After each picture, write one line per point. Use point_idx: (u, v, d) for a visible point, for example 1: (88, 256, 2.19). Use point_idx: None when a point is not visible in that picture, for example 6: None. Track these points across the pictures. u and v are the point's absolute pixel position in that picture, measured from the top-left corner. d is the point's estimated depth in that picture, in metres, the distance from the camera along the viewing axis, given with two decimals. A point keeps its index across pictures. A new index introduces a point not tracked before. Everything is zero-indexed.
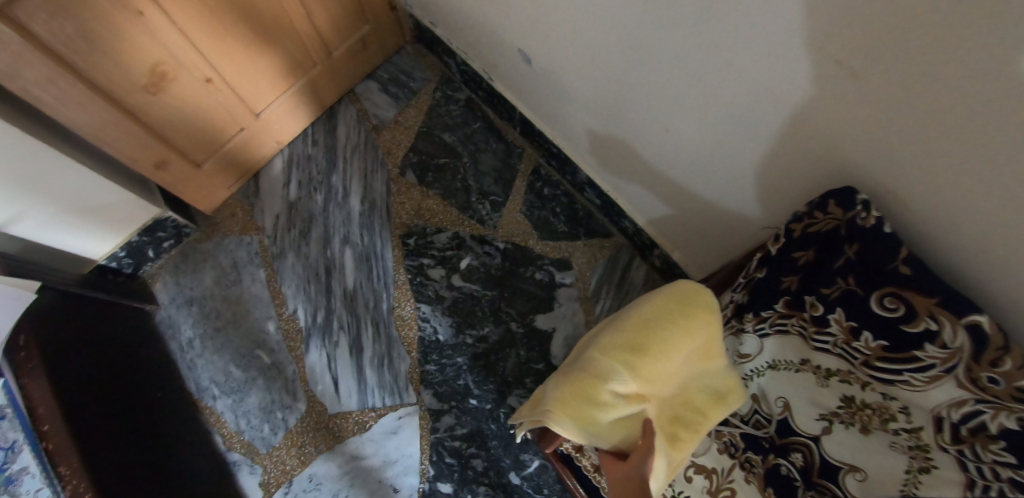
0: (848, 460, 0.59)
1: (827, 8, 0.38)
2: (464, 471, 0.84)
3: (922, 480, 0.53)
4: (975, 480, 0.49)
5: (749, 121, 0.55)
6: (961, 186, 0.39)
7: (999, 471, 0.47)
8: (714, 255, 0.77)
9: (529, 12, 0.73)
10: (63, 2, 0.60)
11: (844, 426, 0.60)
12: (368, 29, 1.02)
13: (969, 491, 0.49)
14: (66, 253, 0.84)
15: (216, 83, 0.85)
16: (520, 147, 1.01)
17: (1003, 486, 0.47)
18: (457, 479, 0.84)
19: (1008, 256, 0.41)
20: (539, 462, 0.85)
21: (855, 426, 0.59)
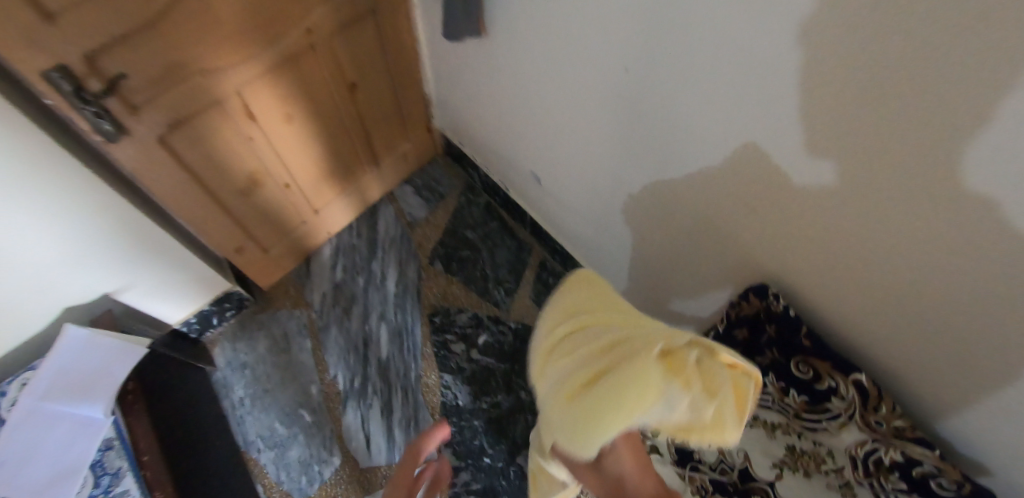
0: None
1: (731, 171, 0.65)
2: None
3: None
4: None
5: (696, 237, 0.80)
6: (830, 279, 0.63)
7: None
8: (684, 332, 0.99)
9: (542, 145, 1.02)
10: (199, 130, 0.93)
11: (792, 471, 0.73)
12: (409, 147, 1.34)
13: None
14: (153, 318, 1.06)
15: (292, 188, 1.14)
16: (530, 244, 1.24)
17: None
18: None
19: (869, 327, 0.63)
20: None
21: (799, 470, 0.73)
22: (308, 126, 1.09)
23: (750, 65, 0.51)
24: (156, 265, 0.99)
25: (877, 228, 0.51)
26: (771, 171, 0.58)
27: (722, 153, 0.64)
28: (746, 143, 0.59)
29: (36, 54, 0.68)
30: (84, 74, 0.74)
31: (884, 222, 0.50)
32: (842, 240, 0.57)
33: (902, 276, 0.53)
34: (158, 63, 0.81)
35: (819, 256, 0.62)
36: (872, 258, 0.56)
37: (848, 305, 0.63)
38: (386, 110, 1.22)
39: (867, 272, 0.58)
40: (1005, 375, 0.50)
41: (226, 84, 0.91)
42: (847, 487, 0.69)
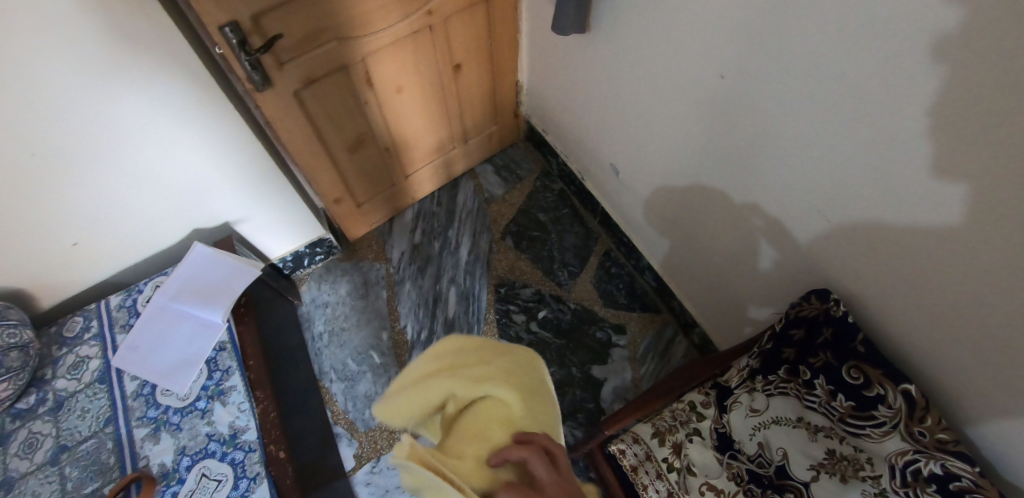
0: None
1: (791, 182, 0.80)
2: None
3: None
4: None
5: (754, 235, 0.94)
6: (872, 282, 0.74)
7: None
8: (729, 325, 1.12)
9: (619, 142, 1.18)
10: (326, 92, 1.07)
11: (828, 476, 0.76)
12: (495, 128, 1.52)
13: None
14: (261, 250, 1.28)
15: (390, 152, 1.32)
16: (597, 233, 1.42)
17: None
18: None
19: (907, 329, 0.73)
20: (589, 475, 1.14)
21: (835, 475, 0.76)
22: (411, 99, 1.24)
23: (850, 87, 0.62)
24: (275, 199, 1.20)
25: (918, 233, 0.63)
26: (829, 184, 0.73)
27: (787, 162, 0.78)
28: (830, 158, 0.71)
29: (221, 11, 0.81)
30: (249, 30, 0.87)
31: (942, 240, 0.61)
32: (902, 253, 0.67)
33: (953, 287, 0.63)
34: (310, 29, 0.95)
35: (875, 267, 0.73)
36: (912, 264, 0.67)
37: (890, 305, 0.74)
38: (479, 93, 1.38)
39: (909, 276, 0.68)
40: None
41: (356, 53, 1.05)
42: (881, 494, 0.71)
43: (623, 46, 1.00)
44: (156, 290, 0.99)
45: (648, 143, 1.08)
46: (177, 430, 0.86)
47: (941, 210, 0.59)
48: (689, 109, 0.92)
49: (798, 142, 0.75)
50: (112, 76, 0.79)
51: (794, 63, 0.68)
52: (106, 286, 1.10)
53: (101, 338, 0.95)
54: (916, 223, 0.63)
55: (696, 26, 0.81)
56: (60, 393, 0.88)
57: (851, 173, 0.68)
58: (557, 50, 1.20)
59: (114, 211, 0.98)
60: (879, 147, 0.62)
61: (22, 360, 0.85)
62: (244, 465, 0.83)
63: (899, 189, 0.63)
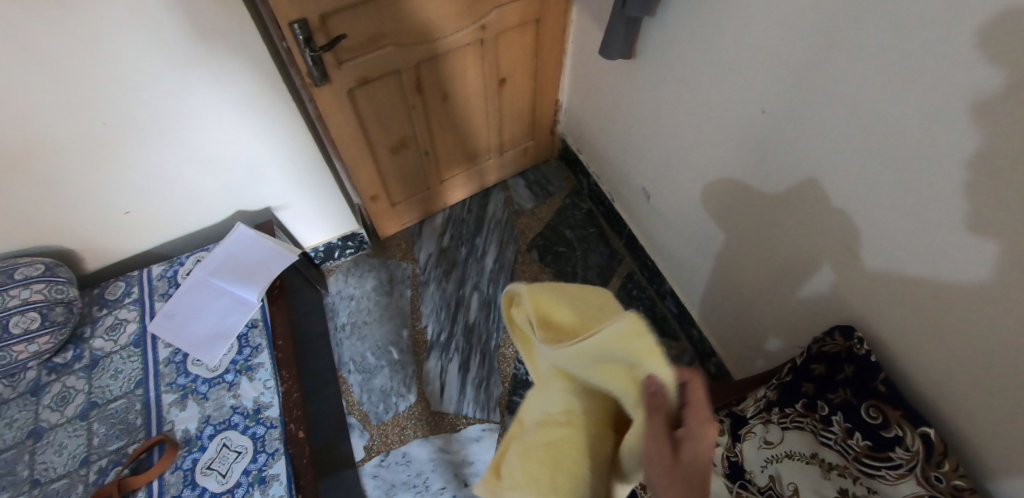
0: None
1: (820, 218, 0.82)
2: None
3: None
4: None
5: (779, 269, 0.97)
6: (896, 325, 0.76)
7: None
8: (746, 356, 1.14)
9: (653, 166, 1.22)
10: (375, 93, 1.12)
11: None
12: (531, 143, 1.57)
13: None
14: (297, 238, 1.33)
15: (429, 156, 1.37)
16: (622, 255, 1.45)
17: None
18: None
19: (928, 373, 0.74)
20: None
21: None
22: (455, 107, 1.29)
23: (886, 134, 0.65)
24: (317, 191, 1.25)
25: (943, 278, 0.65)
26: (859, 222, 0.75)
27: (819, 200, 0.81)
28: (867, 202, 0.72)
29: (293, 6, 0.86)
30: (315, 28, 0.92)
31: (966, 290, 0.63)
32: (928, 300, 0.69)
33: (977, 336, 0.64)
34: (372, 31, 1.00)
35: (899, 310, 0.74)
36: (937, 308, 0.68)
37: (912, 348, 0.75)
38: (519, 108, 1.43)
39: (932, 320, 0.70)
40: None
41: (409, 59, 1.10)
42: None
43: (666, 76, 1.04)
44: (197, 264, 1.03)
45: (681, 170, 1.12)
46: (203, 400, 0.88)
47: (965, 259, 0.62)
48: (728, 142, 0.95)
49: (833, 184, 0.77)
50: (188, 59, 0.86)
51: (838, 107, 0.71)
52: (148, 256, 1.15)
53: (141, 303, 0.98)
54: (945, 271, 0.65)
55: (741, 63, 0.85)
56: (96, 352, 0.92)
57: (880, 215, 0.71)
58: (602, 74, 1.26)
59: (167, 185, 1.03)
60: (911, 195, 0.65)
61: (66, 316, 0.89)
62: (264, 440, 0.85)
63: (932, 239, 0.65)
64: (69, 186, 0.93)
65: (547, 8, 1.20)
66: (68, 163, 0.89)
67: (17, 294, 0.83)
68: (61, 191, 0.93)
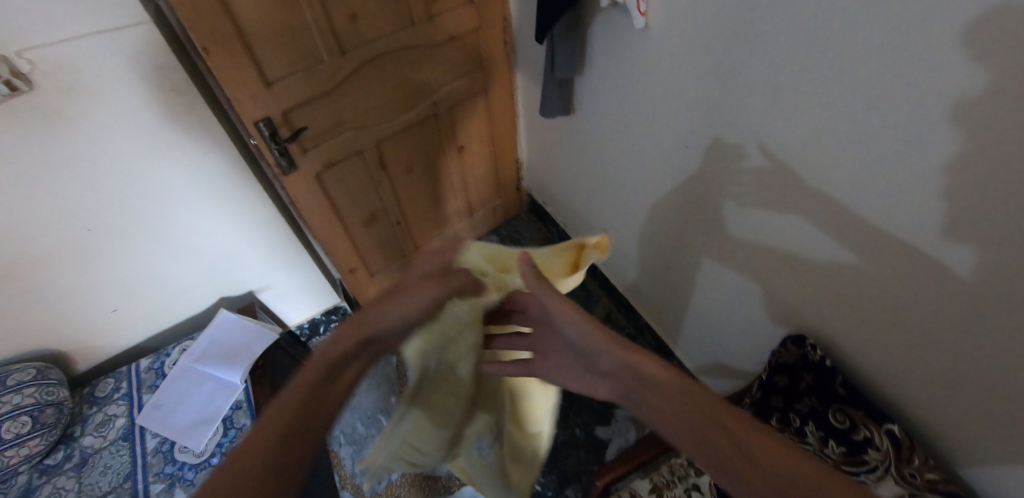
0: None
1: (746, 238, 0.91)
2: None
3: None
4: None
5: (725, 288, 1.04)
6: (839, 327, 0.81)
7: None
8: (723, 376, 1.20)
9: (609, 209, 1.32)
10: (343, 175, 1.23)
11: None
12: (499, 202, 1.71)
13: None
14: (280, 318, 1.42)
15: (400, 225, 1.47)
16: (598, 296, 1.57)
17: None
18: None
19: (877, 371, 0.78)
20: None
21: None
22: (421, 177, 1.41)
23: (784, 152, 0.74)
24: (300, 270, 1.35)
25: (861, 278, 0.72)
26: (780, 237, 0.83)
27: (742, 221, 0.90)
28: (788, 217, 0.79)
29: (257, 108, 0.98)
30: (279, 123, 1.03)
31: (883, 280, 0.69)
32: (858, 297, 0.75)
33: (904, 323, 0.70)
34: (331, 120, 1.11)
35: (840, 310, 0.79)
36: (865, 303, 0.74)
37: (857, 348, 0.79)
38: (481, 171, 1.56)
39: (861, 313, 0.75)
40: (1005, 409, 0.61)
41: (368, 140, 1.21)
42: None
43: (602, 126, 1.16)
44: (183, 353, 1.07)
45: (630, 210, 1.22)
46: (190, 486, 0.90)
47: (876, 257, 0.68)
48: (665, 179, 1.04)
49: (756, 207, 0.85)
50: (169, 160, 0.96)
51: (745, 137, 0.80)
52: (139, 350, 1.20)
53: (129, 397, 1.01)
54: (863, 267, 0.71)
55: (661, 109, 0.96)
56: (85, 450, 0.94)
57: (795, 227, 0.79)
58: (550, 131, 1.38)
59: (154, 279, 1.11)
60: (822, 206, 0.72)
61: (56, 416, 0.92)
62: None
63: (839, 244, 0.73)
64: (59, 288, 0.99)
65: (493, 79, 1.34)
66: (58, 266, 0.96)
67: (8, 400, 0.87)
68: (51, 294, 0.99)
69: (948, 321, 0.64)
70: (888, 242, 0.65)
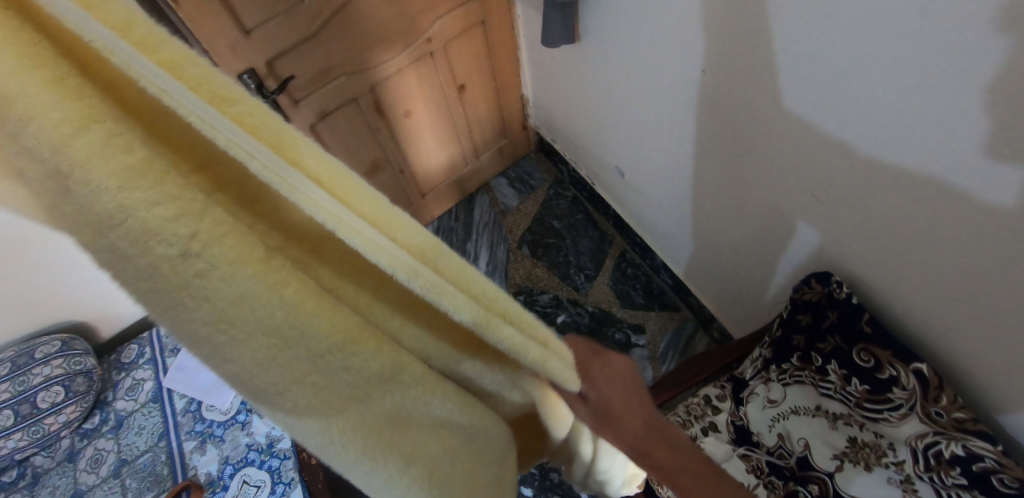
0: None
1: (768, 170, 0.84)
2: (543, 481, 1.19)
3: None
4: None
5: (743, 221, 0.99)
6: (865, 261, 0.76)
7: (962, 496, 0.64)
8: (740, 311, 1.17)
9: (620, 144, 1.24)
10: (337, 123, 1.16)
11: (851, 464, 0.74)
12: (506, 141, 1.63)
13: None
14: None
15: (404, 173, 1.43)
16: (611, 236, 1.53)
17: None
18: (537, 486, 1.19)
19: (904, 306, 0.73)
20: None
21: (860, 464, 0.74)
22: (421, 121, 1.33)
23: (810, 71, 0.65)
24: None
25: (887, 209, 0.67)
26: (803, 169, 0.76)
27: (762, 151, 0.82)
28: (819, 150, 0.71)
29: (236, 59, 0.91)
30: (264, 74, 0.96)
31: (918, 215, 0.63)
32: (890, 231, 0.69)
33: (938, 256, 0.64)
34: (319, 66, 1.03)
35: (869, 247, 0.73)
36: (893, 237, 0.69)
37: (883, 283, 0.75)
38: (484, 111, 1.47)
39: (889, 247, 0.70)
40: None
41: (361, 85, 1.13)
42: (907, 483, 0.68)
43: (609, 52, 1.05)
44: None
45: (642, 144, 1.15)
46: (220, 442, 0.95)
47: (908, 188, 0.62)
48: (681, 114, 0.96)
49: (781, 140, 0.77)
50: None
51: (771, 61, 0.70)
52: None
53: (154, 362, 1.05)
54: (893, 200, 0.65)
55: (675, 28, 0.84)
56: (120, 413, 0.99)
57: (820, 156, 0.72)
58: (554, 63, 1.27)
59: None
60: (858, 138, 0.64)
61: (87, 385, 0.96)
62: (280, 472, 0.91)
63: (867, 174, 0.67)
64: (74, 259, 1.02)
65: (489, 8, 1.22)
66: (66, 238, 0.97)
67: (39, 372, 0.89)
68: (57, 268, 1.00)
69: (989, 259, 0.58)
70: (926, 170, 0.58)
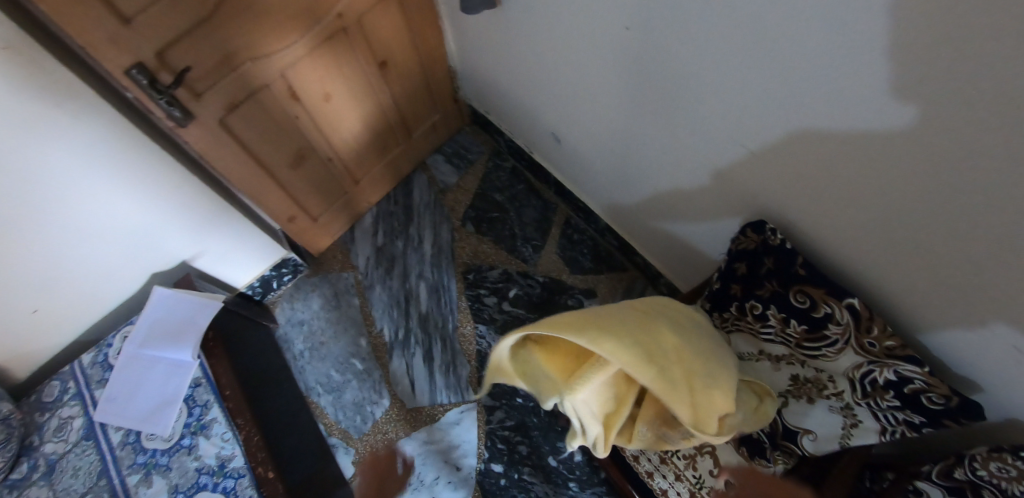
0: (803, 426, 0.77)
1: (693, 118, 0.82)
2: (512, 454, 1.23)
3: (853, 433, 0.73)
4: (885, 426, 0.70)
5: (676, 173, 0.98)
6: (789, 199, 0.76)
7: (897, 417, 0.68)
8: (683, 263, 1.19)
9: (556, 111, 1.20)
10: (251, 112, 1.06)
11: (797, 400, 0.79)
12: (438, 117, 1.56)
13: (883, 433, 0.70)
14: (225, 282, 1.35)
15: (333, 160, 1.35)
16: (555, 204, 1.52)
17: (901, 428, 0.68)
18: (506, 461, 1.22)
19: (829, 240, 0.75)
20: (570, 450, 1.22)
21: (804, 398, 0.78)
22: (344, 103, 1.24)
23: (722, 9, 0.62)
24: (232, 226, 1.24)
25: (804, 144, 0.66)
26: (725, 113, 0.75)
27: (687, 101, 0.80)
28: (740, 96, 0.70)
29: (120, 53, 0.80)
30: (156, 68, 0.86)
31: (837, 156, 0.63)
32: (810, 170, 0.69)
33: (852, 190, 0.65)
34: (218, 54, 0.92)
35: (792, 184, 0.74)
36: (813, 174, 0.69)
37: (806, 216, 0.76)
38: (411, 85, 1.39)
39: (810, 185, 0.71)
40: (971, 269, 0.57)
41: (271, 69, 1.03)
42: (849, 411, 0.73)
43: (529, 9, 0.99)
44: (125, 341, 1.01)
45: (574, 106, 1.12)
46: (167, 470, 0.89)
47: (820, 122, 0.62)
48: (606, 70, 0.92)
49: (706, 86, 0.74)
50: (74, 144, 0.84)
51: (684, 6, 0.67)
52: (78, 346, 1.13)
53: (80, 396, 0.97)
54: (809, 135, 0.65)
55: None
56: (50, 457, 0.91)
57: (739, 99, 0.71)
58: (479, 30, 1.20)
59: (63, 269, 0.99)
60: (775, 81, 0.63)
61: (8, 432, 0.87)
62: (236, 491, 0.87)
63: (784, 113, 0.66)
64: None
65: None
66: None
67: None
68: None
69: (903, 193, 0.58)
70: (834, 104, 0.58)
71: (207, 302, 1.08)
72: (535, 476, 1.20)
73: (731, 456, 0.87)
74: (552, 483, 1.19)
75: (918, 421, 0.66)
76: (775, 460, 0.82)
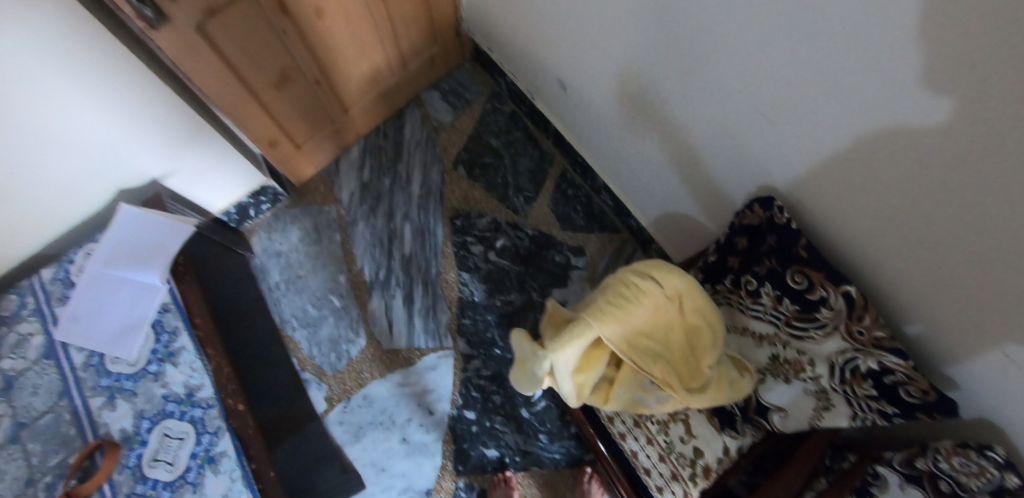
0: (775, 402, 0.80)
1: (708, 78, 0.76)
2: (485, 403, 1.24)
3: (824, 414, 0.75)
4: (858, 412, 0.71)
5: (683, 135, 0.93)
6: (798, 174, 0.72)
7: (871, 405, 0.68)
8: (676, 228, 1.16)
9: (565, 57, 1.11)
10: (234, 21, 0.93)
11: (773, 377, 0.82)
12: (437, 50, 1.45)
13: (854, 419, 0.71)
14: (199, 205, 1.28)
15: (321, 85, 1.25)
16: (552, 155, 1.45)
17: (873, 417, 0.69)
18: (479, 409, 1.24)
19: (831, 220, 0.72)
20: (544, 404, 1.24)
21: (781, 376, 0.80)
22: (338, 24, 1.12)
23: None
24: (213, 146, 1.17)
25: (823, 119, 0.61)
26: (745, 78, 0.69)
27: (705, 60, 0.74)
28: (764, 57, 0.63)
29: None
30: None
31: (859, 137, 0.58)
32: (826, 146, 0.64)
33: (867, 174, 0.61)
34: None
35: (803, 159, 0.69)
36: (829, 151, 0.64)
37: (812, 194, 0.72)
38: (411, 10, 1.26)
39: (822, 162, 0.66)
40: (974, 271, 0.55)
41: None
42: (823, 394, 0.75)
43: None
44: (88, 258, 0.96)
45: (584, 52, 1.03)
46: (132, 395, 0.88)
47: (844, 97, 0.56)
48: (622, 14, 0.83)
49: (728, 46, 0.68)
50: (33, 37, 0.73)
51: None
52: (35, 259, 1.07)
53: (41, 313, 0.92)
54: (830, 109, 0.59)
55: None
56: (7, 374, 0.85)
57: (761, 63, 0.65)
58: None
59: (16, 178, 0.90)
60: (804, 44, 0.57)
61: None
62: (203, 421, 0.89)
63: (807, 83, 0.60)
64: None
65: None
66: None
67: None
68: None
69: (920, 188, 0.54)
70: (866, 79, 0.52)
71: (179, 225, 1.01)
72: (507, 426, 1.22)
73: (702, 426, 0.88)
74: (522, 433, 1.22)
75: (891, 411, 0.66)
76: (744, 432, 0.84)
